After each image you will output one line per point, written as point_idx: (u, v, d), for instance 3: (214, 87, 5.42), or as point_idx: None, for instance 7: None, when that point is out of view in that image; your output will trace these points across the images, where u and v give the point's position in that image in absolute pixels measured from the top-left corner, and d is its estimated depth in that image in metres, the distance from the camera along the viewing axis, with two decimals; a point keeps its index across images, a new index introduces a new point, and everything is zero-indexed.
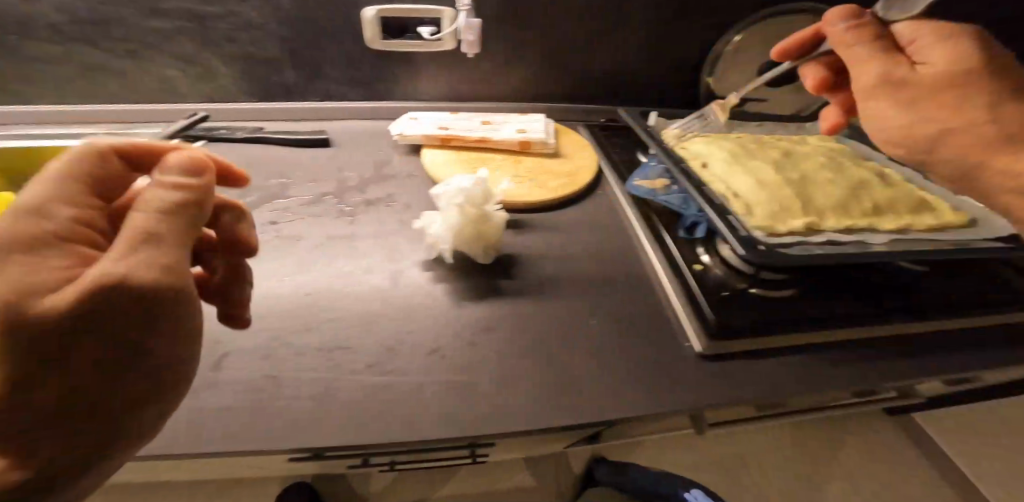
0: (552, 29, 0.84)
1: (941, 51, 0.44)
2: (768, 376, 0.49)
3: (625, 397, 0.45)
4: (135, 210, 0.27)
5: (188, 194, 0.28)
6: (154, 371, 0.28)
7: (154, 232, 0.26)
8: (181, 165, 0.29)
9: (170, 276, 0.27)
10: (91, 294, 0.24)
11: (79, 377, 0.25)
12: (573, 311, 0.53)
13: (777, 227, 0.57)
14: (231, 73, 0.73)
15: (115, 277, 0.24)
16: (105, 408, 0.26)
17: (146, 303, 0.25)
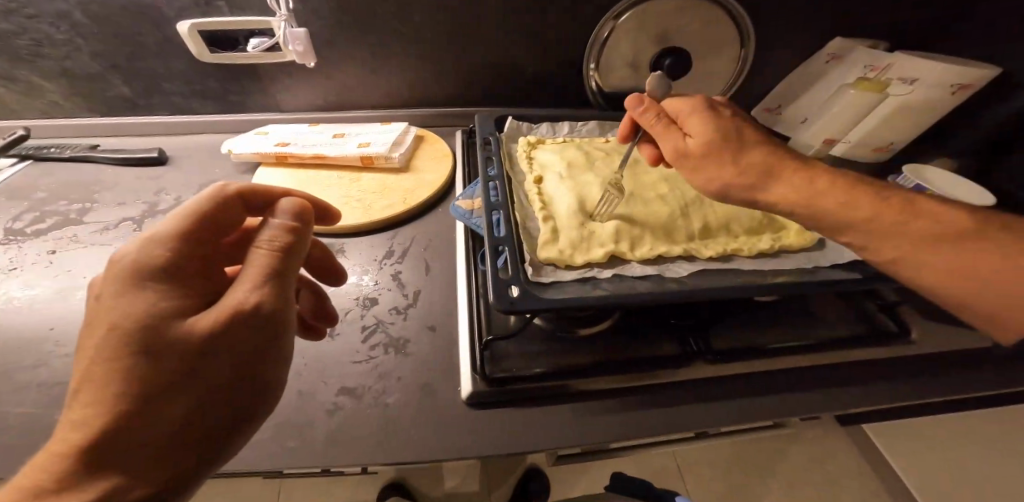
0: (414, 33, 0.78)
1: (700, 129, 0.54)
2: (527, 417, 0.52)
3: (365, 446, 0.48)
4: (258, 249, 0.36)
5: (298, 235, 0.38)
6: (260, 387, 0.35)
7: (271, 270, 0.35)
8: (293, 210, 0.39)
9: (286, 299, 0.36)
10: (229, 321, 0.33)
11: (213, 393, 0.32)
12: (351, 352, 0.55)
13: (573, 259, 0.56)
14: (56, 89, 0.76)
15: (258, 305, 0.34)
16: (220, 429, 0.33)
17: (266, 325, 0.34)
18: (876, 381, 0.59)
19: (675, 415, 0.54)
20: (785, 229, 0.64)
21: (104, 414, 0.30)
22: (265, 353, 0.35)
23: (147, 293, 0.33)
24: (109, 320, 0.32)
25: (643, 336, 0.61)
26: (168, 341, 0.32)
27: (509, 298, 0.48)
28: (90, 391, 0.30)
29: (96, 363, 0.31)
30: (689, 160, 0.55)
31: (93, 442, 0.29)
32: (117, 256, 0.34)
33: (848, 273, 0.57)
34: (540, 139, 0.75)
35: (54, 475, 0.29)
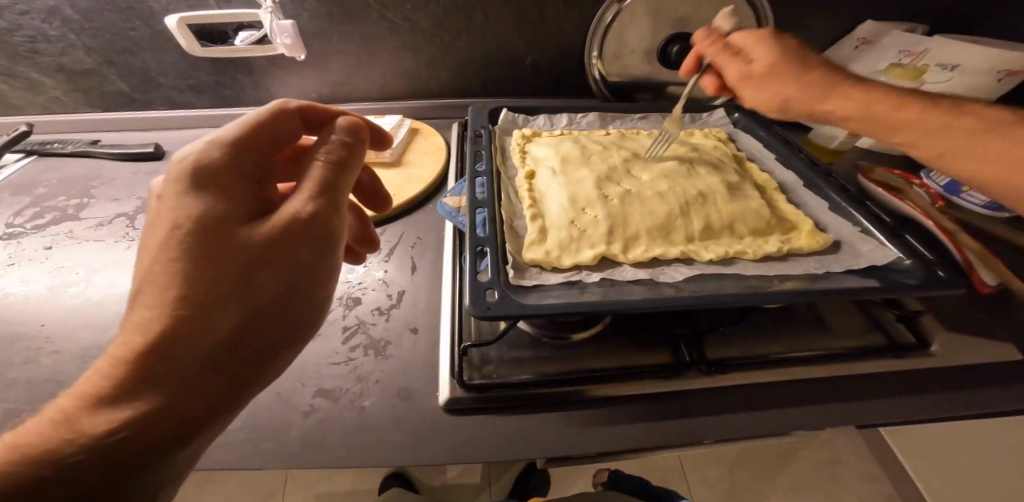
0: (403, 24, 0.77)
1: (762, 51, 0.59)
2: (507, 425, 0.49)
3: (338, 451, 0.46)
4: (315, 161, 0.36)
5: (353, 149, 0.37)
6: (313, 302, 0.34)
7: (327, 181, 0.35)
8: (351, 125, 0.38)
9: (340, 212, 0.35)
10: (288, 227, 0.32)
11: (272, 303, 0.32)
12: (331, 353, 0.54)
13: (560, 261, 0.53)
14: (57, 85, 0.79)
15: (314, 213, 0.33)
16: (276, 341, 0.32)
17: (323, 235, 0.34)
18: (890, 397, 0.54)
19: (663, 428, 0.51)
20: (795, 230, 0.59)
21: (161, 318, 0.28)
22: (319, 267, 0.34)
23: (211, 194, 0.32)
24: (172, 219, 0.30)
25: (634, 343, 0.58)
26: (230, 241, 0.31)
27: (485, 303, 0.44)
28: (152, 291, 0.29)
29: (157, 263, 0.29)
30: (751, 80, 0.61)
31: (150, 346, 0.28)
32: (181, 157, 0.32)
33: (864, 280, 0.52)
34: (536, 133, 0.72)
35: (109, 379, 0.28)
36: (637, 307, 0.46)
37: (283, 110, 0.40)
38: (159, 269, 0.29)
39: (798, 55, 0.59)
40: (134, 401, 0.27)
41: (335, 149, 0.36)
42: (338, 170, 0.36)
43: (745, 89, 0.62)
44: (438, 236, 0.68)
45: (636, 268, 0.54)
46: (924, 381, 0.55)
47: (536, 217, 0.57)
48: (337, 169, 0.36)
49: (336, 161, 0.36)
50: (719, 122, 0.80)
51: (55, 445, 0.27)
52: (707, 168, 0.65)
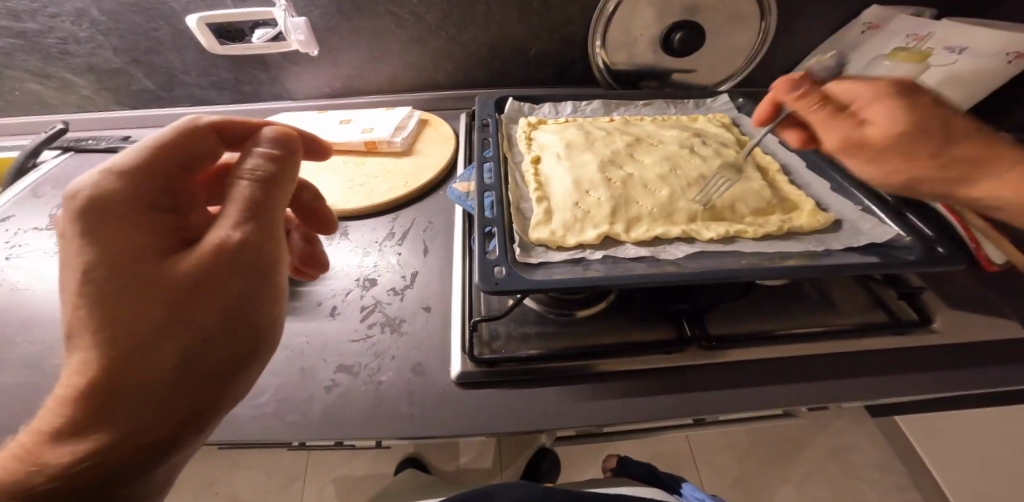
0: (411, 18, 0.80)
1: (881, 112, 0.50)
2: (516, 398, 0.52)
3: (360, 422, 0.49)
4: (240, 183, 0.36)
5: (278, 164, 0.38)
6: (258, 327, 0.36)
7: (253, 203, 0.36)
8: (275, 139, 0.39)
9: (272, 235, 0.36)
10: (212, 257, 0.34)
11: (209, 334, 0.33)
12: (350, 331, 0.57)
13: (565, 241, 0.55)
14: (88, 85, 0.84)
15: (240, 241, 0.34)
16: (221, 370, 0.34)
17: (254, 261, 0.35)
18: (888, 372, 0.55)
19: (667, 401, 0.53)
20: (797, 210, 0.61)
21: (96, 358, 0.31)
22: (258, 293, 0.35)
23: (121, 232, 0.33)
24: (83, 262, 0.32)
25: (636, 320, 0.60)
26: (151, 279, 0.32)
27: (494, 278, 0.47)
28: (83, 334, 0.31)
29: (79, 306, 0.32)
30: (857, 146, 0.52)
31: (91, 384, 0.31)
32: (82, 192, 0.33)
33: (864, 256, 0.53)
34: (541, 120, 0.75)
35: (61, 418, 0.31)
36: (648, 282, 0.48)
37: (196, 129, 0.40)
38: (83, 314, 0.31)
39: (928, 117, 0.49)
40: (87, 436, 0.31)
41: (252, 169, 0.37)
42: (260, 188, 0.36)
43: (848, 155, 0.53)
44: (449, 220, 0.71)
45: (641, 245, 0.55)
46: (924, 357, 0.57)
47: (541, 199, 0.60)
48: (259, 188, 0.36)
49: (255, 181, 0.36)
50: (723, 106, 0.81)
51: (23, 477, 0.30)
52: (712, 151, 0.66)
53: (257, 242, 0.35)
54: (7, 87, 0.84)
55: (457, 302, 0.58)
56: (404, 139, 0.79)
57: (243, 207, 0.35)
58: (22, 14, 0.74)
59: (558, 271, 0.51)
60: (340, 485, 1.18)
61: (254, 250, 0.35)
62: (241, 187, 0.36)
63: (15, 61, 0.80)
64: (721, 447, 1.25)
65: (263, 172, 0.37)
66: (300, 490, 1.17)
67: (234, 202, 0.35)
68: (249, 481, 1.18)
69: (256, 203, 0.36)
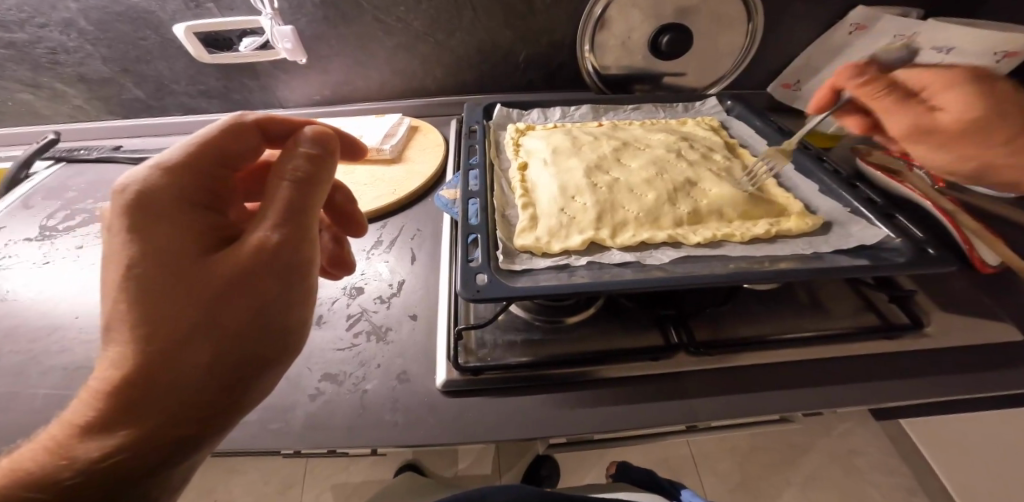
0: (398, 24, 0.80)
1: (953, 99, 0.51)
2: (500, 406, 0.52)
3: (343, 432, 0.49)
4: (280, 183, 0.36)
5: (318, 164, 0.38)
6: (288, 327, 0.36)
7: (292, 204, 0.36)
8: (315, 139, 0.39)
9: (309, 238, 0.36)
10: (254, 256, 0.34)
11: (246, 333, 0.33)
12: (335, 339, 0.57)
13: (550, 247, 0.54)
14: (79, 94, 0.85)
15: (278, 242, 0.34)
16: (253, 367, 0.34)
17: (290, 262, 0.35)
18: (882, 376, 0.55)
19: (653, 408, 0.53)
20: (785, 212, 0.60)
21: (135, 351, 0.31)
22: (293, 294, 0.36)
23: (164, 228, 0.33)
24: (125, 256, 0.32)
25: (624, 326, 0.59)
26: (192, 276, 0.32)
27: (475, 286, 0.46)
28: (121, 327, 0.31)
29: (119, 299, 0.31)
30: (923, 131, 0.52)
31: (127, 379, 0.31)
32: (127, 187, 0.33)
33: (854, 259, 0.52)
34: (529, 126, 0.75)
35: (92, 410, 0.31)
36: (630, 288, 0.48)
37: (236, 127, 0.40)
38: (124, 308, 0.31)
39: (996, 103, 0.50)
40: (119, 430, 0.30)
41: (293, 169, 0.37)
42: (301, 189, 0.36)
43: (914, 141, 0.53)
44: (436, 227, 0.71)
45: (625, 251, 0.55)
46: (919, 361, 0.56)
47: (525, 207, 0.59)
48: (299, 189, 0.36)
49: (295, 182, 0.36)
50: (712, 110, 0.81)
51: (54, 467, 0.30)
52: (700, 156, 0.66)
53: (295, 244, 0.35)
54: None
55: (441, 311, 0.58)
56: (392, 146, 0.79)
57: (283, 209, 0.35)
58: (10, 24, 0.74)
59: (539, 278, 0.50)
60: (338, 490, 1.18)
61: (292, 251, 0.35)
62: (280, 188, 0.36)
63: (5, 71, 0.81)
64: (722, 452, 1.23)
65: (302, 173, 0.37)
66: (299, 493, 1.20)
67: (274, 203, 0.36)
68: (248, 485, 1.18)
69: (296, 204, 0.36)
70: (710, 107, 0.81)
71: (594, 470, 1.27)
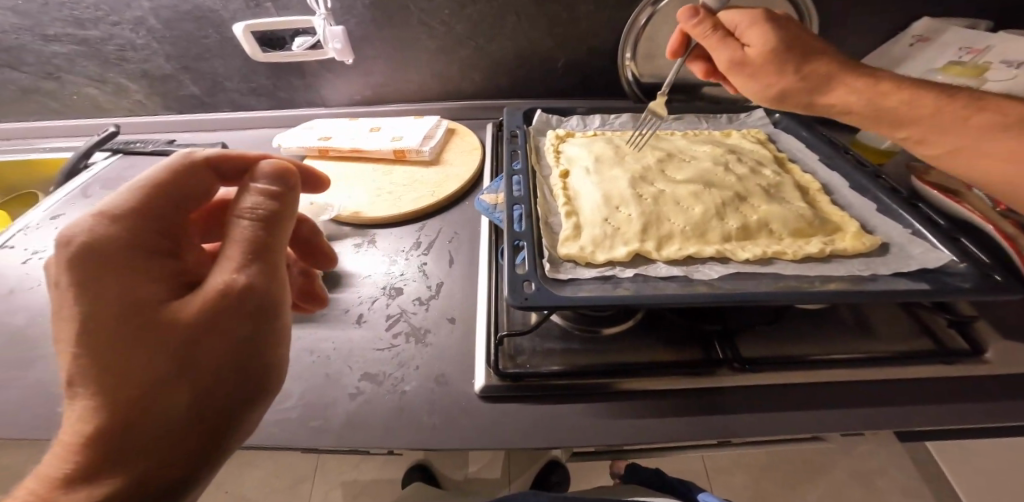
0: (446, 28, 0.81)
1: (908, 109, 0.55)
2: (540, 413, 0.51)
3: (382, 432, 0.49)
4: (240, 223, 0.35)
5: (280, 201, 0.37)
6: (264, 363, 0.35)
7: (255, 244, 0.35)
8: (273, 174, 0.38)
9: (275, 274, 0.35)
10: (218, 299, 0.33)
11: (220, 374, 0.32)
12: (375, 339, 0.58)
13: (594, 257, 0.54)
14: (140, 90, 0.88)
15: (245, 282, 0.33)
16: (233, 409, 0.33)
17: (260, 301, 0.34)
18: (937, 402, 0.53)
19: (697, 422, 0.51)
20: (839, 232, 0.58)
21: (102, 406, 0.29)
22: (264, 332, 0.35)
23: (121, 278, 0.32)
24: (77, 311, 0.30)
25: (665, 339, 0.58)
26: (155, 325, 0.31)
27: (523, 293, 0.46)
28: (83, 383, 0.30)
29: (78, 356, 0.30)
30: (741, 66, 0.60)
31: (99, 434, 0.29)
32: (74, 239, 0.31)
33: (914, 282, 0.50)
34: (569, 133, 0.74)
35: (66, 466, 0.29)
36: (680, 303, 0.47)
37: (189, 165, 0.39)
38: (83, 364, 0.30)
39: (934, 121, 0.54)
40: (95, 486, 0.29)
41: (250, 208, 0.36)
42: (263, 227, 0.36)
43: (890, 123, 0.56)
44: (474, 231, 0.71)
45: (672, 264, 0.54)
46: (976, 388, 0.54)
47: (570, 215, 0.59)
48: (262, 227, 0.36)
49: (257, 220, 0.36)
50: (758, 122, 0.79)
51: None
52: (746, 170, 0.64)
53: (264, 283, 0.34)
54: (65, 91, 0.88)
55: (481, 316, 0.58)
56: (432, 149, 0.80)
57: (246, 248, 0.34)
58: (86, 21, 0.78)
59: (584, 289, 0.50)
60: (347, 489, 1.15)
61: (260, 291, 0.34)
62: (239, 228, 0.35)
63: (75, 67, 0.85)
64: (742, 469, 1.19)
65: (263, 211, 0.36)
66: (308, 491, 1.16)
67: (235, 243, 0.35)
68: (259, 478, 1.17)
69: (258, 242, 0.35)
70: (756, 119, 0.79)
71: (608, 478, 1.25)
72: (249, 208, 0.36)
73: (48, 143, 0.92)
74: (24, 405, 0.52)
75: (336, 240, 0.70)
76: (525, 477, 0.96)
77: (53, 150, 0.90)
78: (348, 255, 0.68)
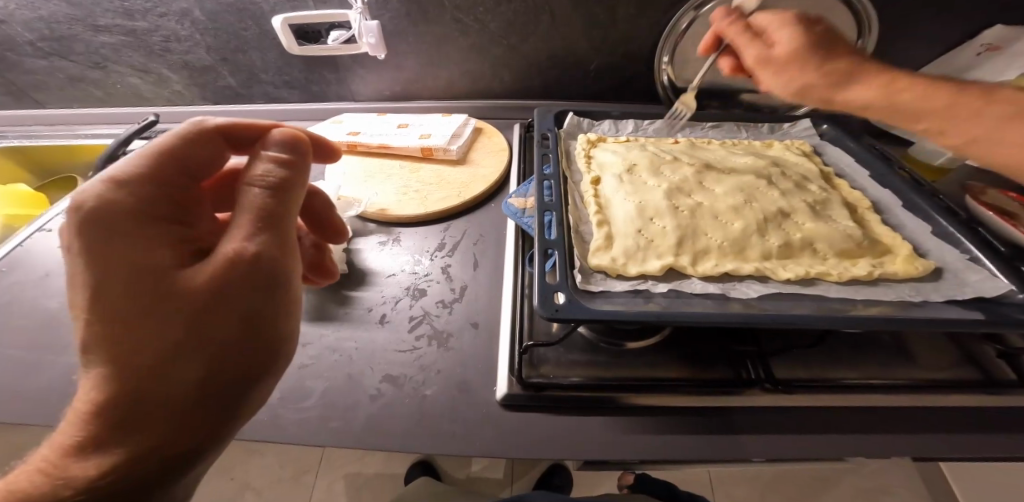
0: (481, 26, 0.79)
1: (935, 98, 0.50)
2: (561, 424, 0.50)
3: (401, 434, 0.48)
4: (251, 190, 0.34)
5: (290, 169, 0.36)
6: (274, 336, 0.34)
7: (267, 212, 0.34)
8: (283, 143, 0.37)
9: (287, 245, 0.34)
10: (228, 267, 0.32)
11: (231, 348, 0.32)
12: (397, 341, 0.57)
13: (626, 269, 0.52)
14: (180, 80, 0.90)
15: (255, 250, 0.32)
16: (244, 381, 0.33)
17: (271, 272, 0.33)
18: (974, 433, 0.50)
19: (726, 441, 0.49)
20: (889, 254, 0.55)
21: (115, 373, 0.29)
22: (275, 304, 0.34)
23: (129, 245, 0.31)
24: (91, 278, 0.30)
25: (692, 356, 0.56)
26: (166, 297, 0.31)
27: (554, 305, 0.44)
28: (97, 348, 0.30)
29: (91, 322, 0.30)
30: (770, 61, 0.57)
31: (110, 399, 0.29)
32: (82, 203, 0.31)
33: (967, 312, 0.48)
34: (601, 138, 0.72)
35: (86, 429, 0.30)
36: (717, 322, 0.44)
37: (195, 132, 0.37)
38: (98, 328, 0.30)
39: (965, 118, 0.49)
40: (112, 451, 0.29)
41: (259, 176, 0.35)
42: (274, 196, 0.34)
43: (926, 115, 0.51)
44: (500, 234, 0.70)
45: (708, 280, 0.52)
46: (1016, 420, 0.51)
47: (602, 225, 0.57)
48: (272, 197, 0.34)
49: (267, 190, 0.34)
50: (802, 133, 0.75)
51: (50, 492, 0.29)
52: (790, 184, 0.61)
53: (275, 253, 0.33)
54: (110, 80, 0.91)
55: (506, 323, 0.57)
56: (460, 148, 0.79)
57: (256, 217, 0.33)
58: (134, 13, 0.79)
59: (614, 304, 0.48)
60: (349, 482, 1.16)
61: (272, 261, 0.33)
62: (248, 196, 0.34)
63: (122, 57, 0.86)
64: (744, 479, 1.16)
65: (271, 180, 0.35)
66: (311, 481, 1.17)
67: (241, 212, 0.33)
68: (260, 469, 1.17)
69: (268, 210, 0.34)
70: (800, 130, 0.75)
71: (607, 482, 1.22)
72: (256, 176, 0.35)
73: (91, 130, 0.95)
74: (64, 390, 0.53)
75: (361, 237, 0.70)
76: (526, 479, 1.02)
77: (94, 137, 0.93)
78: (373, 252, 0.68)
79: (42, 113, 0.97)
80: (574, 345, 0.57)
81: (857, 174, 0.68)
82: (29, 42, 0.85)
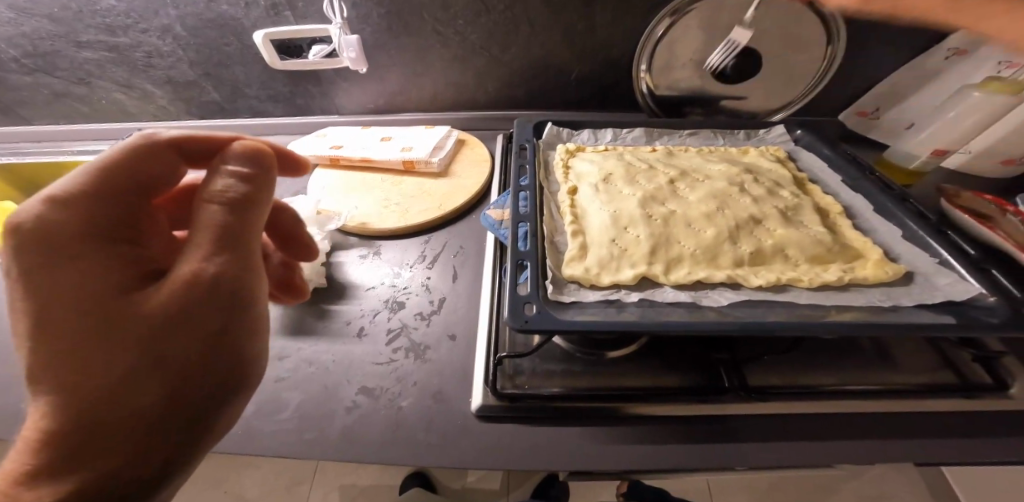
0: (460, 38, 0.80)
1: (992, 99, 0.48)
2: (536, 435, 0.50)
3: (375, 447, 0.49)
4: (210, 205, 0.34)
5: (252, 182, 0.36)
6: (239, 356, 0.34)
7: (224, 230, 0.33)
8: (243, 156, 0.36)
9: (248, 263, 0.34)
10: (186, 287, 0.32)
11: (191, 368, 0.32)
12: (375, 353, 0.57)
13: (599, 279, 0.52)
14: (165, 95, 0.91)
15: (212, 269, 0.32)
16: (208, 402, 0.32)
17: (230, 291, 0.33)
18: (951, 437, 0.50)
19: (702, 449, 0.49)
20: (860, 258, 0.56)
21: (69, 399, 0.30)
22: (236, 322, 0.33)
23: (74, 268, 0.31)
24: (38, 302, 0.31)
25: (669, 364, 0.56)
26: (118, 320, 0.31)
27: (523, 316, 0.45)
28: (49, 374, 0.30)
29: (42, 347, 0.30)
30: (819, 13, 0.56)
31: (63, 425, 0.29)
32: (23, 226, 0.31)
33: (938, 316, 0.48)
34: (579, 147, 0.73)
35: (34, 459, 0.29)
36: (685, 330, 0.45)
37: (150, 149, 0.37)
38: (51, 351, 0.30)
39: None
40: (63, 480, 0.29)
41: (217, 192, 0.35)
42: (233, 212, 0.34)
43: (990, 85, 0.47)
44: (480, 245, 0.71)
45: (679, 289, 0.52)
46: (995, 423, 0.51)
47: (576, 236, 0.57)
48: (230, 213, 0.34)
49: (225, 206, 0.34)
50: (779, 140, 0.76)
51: None
52: (762, 191, 0.62)
53: (235, 269, 0.33)
54: (96, 96, 0.92)
55: (482, 334, 0.58)
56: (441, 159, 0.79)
57: (215, 234, 0.33)
58: (117, 29, 0.80)
59: (585, 314, 0.49)
60: (345, 492, 1.15)
61: (233, 279, 0.33)
62: (207, 213, 0.34)
63: (106, 72, 0.87)
64: (743, 487, 1.14)
65: (231, 196, 0.35)
66: (305, 492, 1.16)
67: (199, 230, 0.33)
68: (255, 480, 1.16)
69: (227, 226, 0.34)
70: (775, 136, 0.76)
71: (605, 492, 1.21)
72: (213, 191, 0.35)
73: (78, 146, 0.96)
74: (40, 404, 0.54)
75: (342, 250, 0.70)
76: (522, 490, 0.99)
77: (80, 152, 0.94)
78: (353, 265, 0.68)
79: (30, 130, 0.98)
80: (550, 355, 0.57)
81: (831, 180, 0.68)
82: (14, 58, 0.86)
